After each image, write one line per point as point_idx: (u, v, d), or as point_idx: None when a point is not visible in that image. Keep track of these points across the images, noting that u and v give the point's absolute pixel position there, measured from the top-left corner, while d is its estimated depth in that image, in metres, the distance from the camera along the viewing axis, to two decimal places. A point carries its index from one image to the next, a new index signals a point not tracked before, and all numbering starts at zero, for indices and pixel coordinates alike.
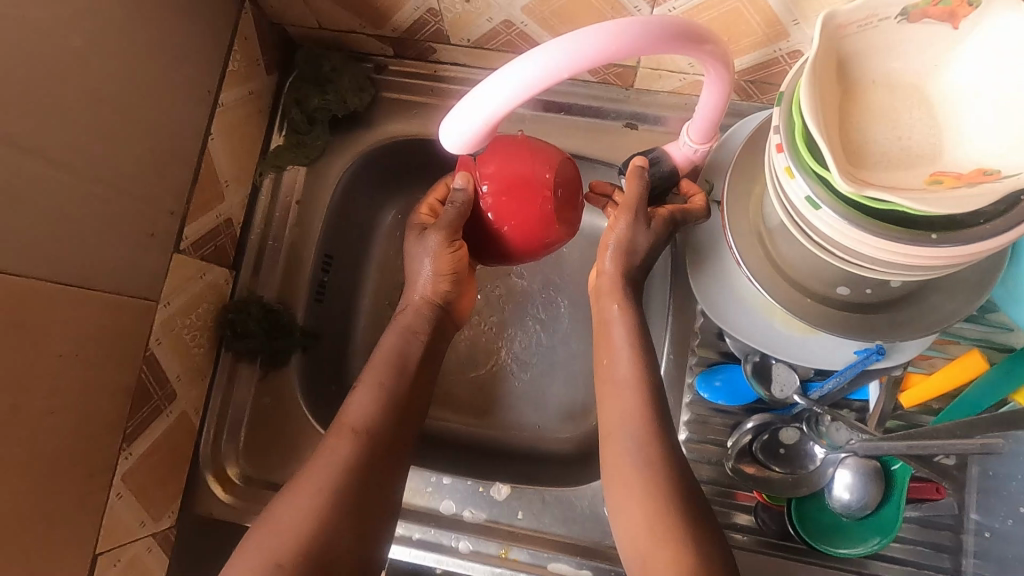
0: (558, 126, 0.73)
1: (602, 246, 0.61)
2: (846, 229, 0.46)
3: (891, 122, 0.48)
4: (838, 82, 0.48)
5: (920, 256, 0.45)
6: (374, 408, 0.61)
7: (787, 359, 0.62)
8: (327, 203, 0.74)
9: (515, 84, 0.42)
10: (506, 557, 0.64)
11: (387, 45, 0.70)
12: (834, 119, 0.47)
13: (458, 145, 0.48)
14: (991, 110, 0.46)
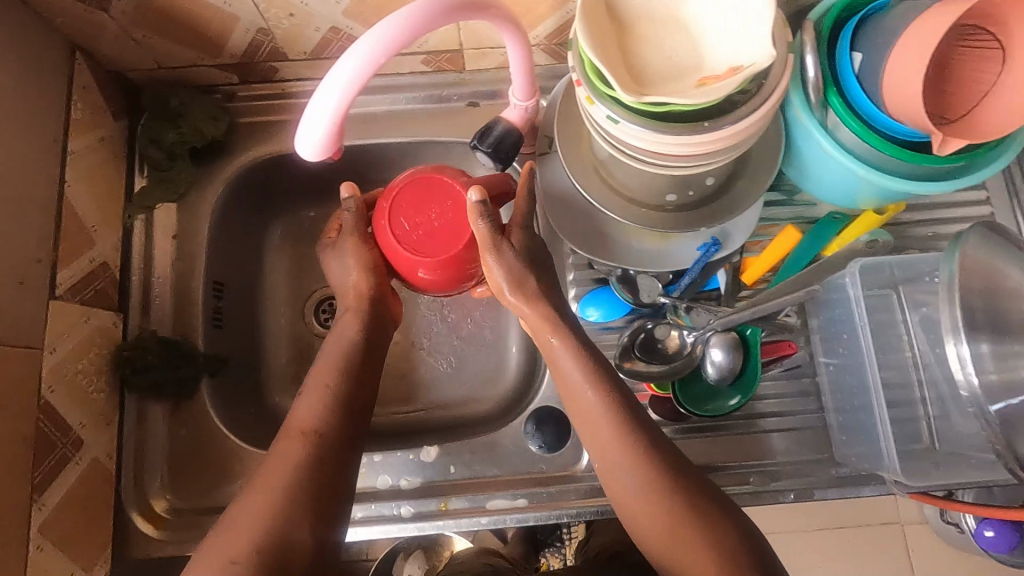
0: (409, 117, 0.80)
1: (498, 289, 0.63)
2: (644, 135, 0.56)
3: (658, 48, 0.59)
4: (611, 27, 0.59)
5: (702, 143, 0.55)
6: (318, 412, 0.61)
7: (646, 268, 0.71)
8: (207, 231, 0.76)
9: (330, 98, 0.46)
10: (446, 509, 0.68)
11: (230, 73, 0.75)
12: (614, 53, 0.57)
13: (314, 158, 0.49)
14: (729, 24, 0.58)
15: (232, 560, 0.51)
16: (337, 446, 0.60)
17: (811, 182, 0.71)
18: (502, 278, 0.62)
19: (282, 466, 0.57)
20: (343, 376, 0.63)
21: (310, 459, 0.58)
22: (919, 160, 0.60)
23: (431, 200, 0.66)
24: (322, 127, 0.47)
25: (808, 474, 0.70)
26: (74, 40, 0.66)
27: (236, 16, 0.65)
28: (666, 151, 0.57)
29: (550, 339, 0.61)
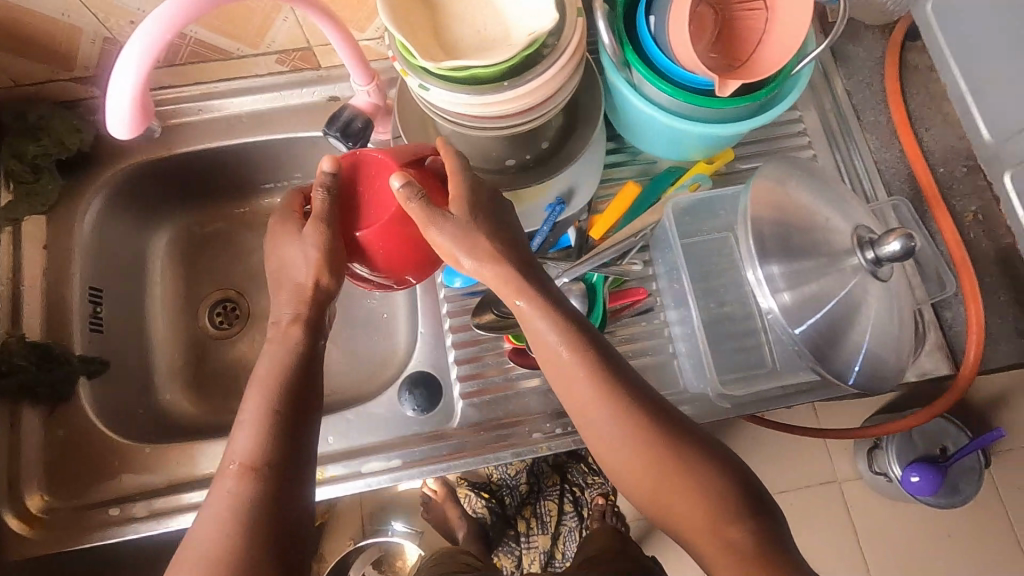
0: (272, 117, 0.85)
1: (450, 260, 0.57)
2: (462, 99, 0.61)
3: (467, 22, 0.65)
4: (422, 6, 0.65)
5: (514, 98, 0.62)
6: (258, 433, 0.51)
7: None
8: (78, 240, 0.80)
9: (118, 125, 0.53)
10: (323, 478, 0.71)
11: (90, 87, 0.78)
12: (422, 29, 0.63)
13: (126, 137, 0.53)
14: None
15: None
16: (295, 460, 0.52)
17: (642, 139, 0.77)
18: (454, 246, 0.57)
19: (237, 497, 0.49)
20: (291, 386, 0.54)
21: (272, 491, 0.50)
22: (704, 104, 0.66)
23: (373, 177, 0.61)
24: (124, 106, 0.51)
25: None
26: None
27: (78, 27, 0.68)
28: (475, 111, 0.63)
29: (517, 304, 0.57)
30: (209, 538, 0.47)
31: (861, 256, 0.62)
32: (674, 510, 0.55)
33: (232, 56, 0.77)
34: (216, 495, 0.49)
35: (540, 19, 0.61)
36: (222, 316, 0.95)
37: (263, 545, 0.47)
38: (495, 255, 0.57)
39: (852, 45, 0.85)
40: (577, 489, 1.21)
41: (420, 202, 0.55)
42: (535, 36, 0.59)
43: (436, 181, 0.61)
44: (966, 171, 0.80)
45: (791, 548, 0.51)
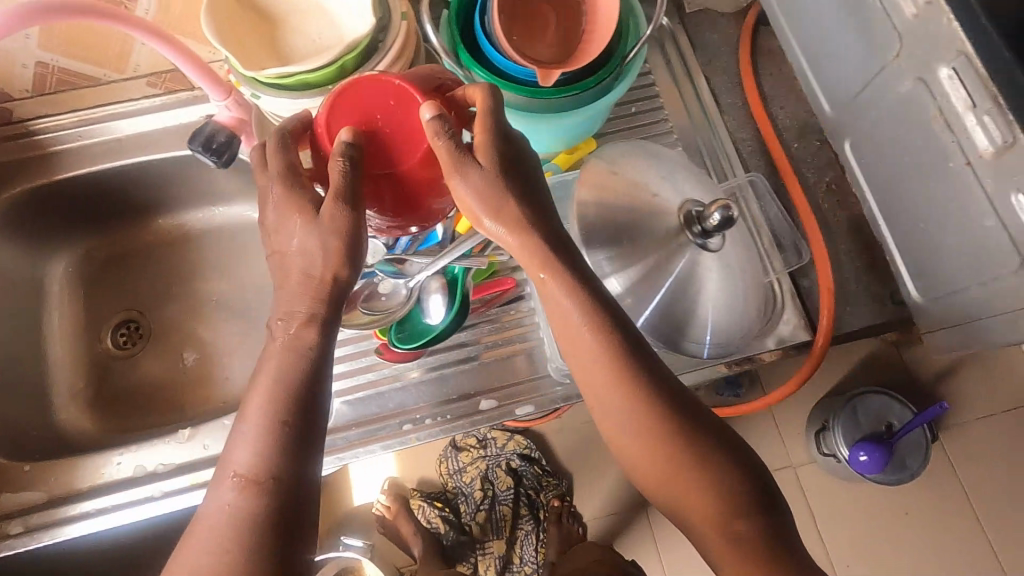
0: (152, 138, 0.87)
1: (471, 219, 0.53)
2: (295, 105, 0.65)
3: (299, 32, 0.68)
4: (255, 19, 0.68)
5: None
6: (257, 449, 0.47)
7: None
8: None
9: None
10: (197, 483, 0.73)
11: None
12: (254, 41, 0.66)
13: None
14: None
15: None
16: (299, 477, 0.48)
17: None
18: (479, 204, 0.52)
19: (231, 512, 0.46)
20: (295, 393, 0.49)
21: (274, 508, 0.46)
22: (532, 94, 0.68)
23: (402, 103, 0.53)
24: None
25: (531, 391, 0.75)
26: None
27: None
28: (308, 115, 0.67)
29: (539, 276, 0.55)
30: (201, 558, 0.44)
31: (689, 232, 0.65)
32: (682, 504, 0.54)
33: (101, 82, 0.82)
34: (213, 507, 0.46)
35: (360, 25, 0.65)
36: (124, 337, 0.97)
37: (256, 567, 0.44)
38: (523, 219, 0.53)
39: (710, 34, 0.89)
40: (531, 494, 1.54)
41: (450, 140, 0.51)
42: (358, 44, 0.63)
43: (456, 114, 0.55)
44: (818, 145, 0.83)
45: (797, 551, 0.52)
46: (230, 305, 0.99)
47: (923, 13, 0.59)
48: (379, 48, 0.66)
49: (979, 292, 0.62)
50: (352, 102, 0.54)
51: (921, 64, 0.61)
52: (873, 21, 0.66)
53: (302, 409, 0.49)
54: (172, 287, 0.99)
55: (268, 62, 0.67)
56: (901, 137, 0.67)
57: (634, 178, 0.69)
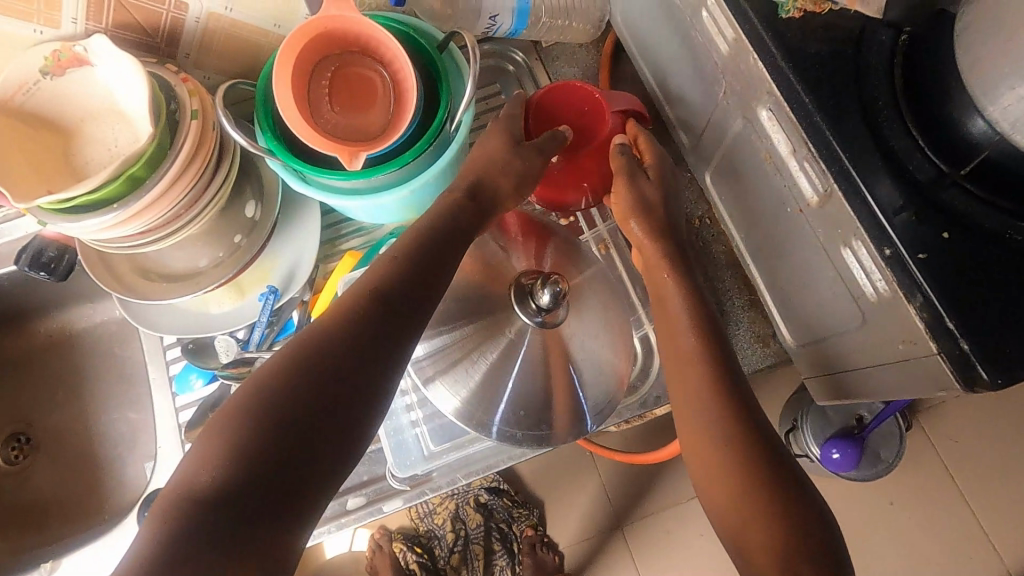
0: None
1: (622, 217, 0.66)
2: (85, 229, 0.60)
3: (97, 142, 0.65)
4: (41, 136, 0.63)
5: (138, 212, 0.61)
6: (391, 277, 0.54)
7: (220, 329, 0.76)
8: None
9: None
10: None
11: None
12: (45, 162, 0.63)
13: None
14: (133, 98, 0.62)
15: (292, 411, 0.47)
16: (412, 314, 0.54)
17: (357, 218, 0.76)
18: (629, 207, 0.65)
19: (351, 319, 0.52)
20: (420, 252, 0.56)
21: (381, 330, 0.52)
22: (346, 177, 0.63)
23: (591, 117, 0.69)
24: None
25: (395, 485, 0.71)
26: None
27: None
28: (103, 235, 0.62)
29: (660, 277, 0.64)
30: (319, 348, 0.50)
31: (525, 313, 0.61)
32: (717, 493, 0.57)
33: None
34: (340, 307, 0.53)
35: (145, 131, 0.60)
36: (15, 451, 0.94)
37: (349, 374, 0.50)
38: (654, 235, 0.64)
39: (566, 67, 0.83)
40: (505, 526, 1.43)
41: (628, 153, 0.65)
42: (136, 156, 0.59)
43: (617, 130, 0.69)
44: (688, 178, 0.77)
45: None
46: (122, 404, 0.96)
47: (732, 49, 0.53)
48: (170, 154, 0.61)
49: (838, 344, 0.56)
50: (571, 100, 0.69)
51: (744, 103, 0.56)
52: (700, 52, 0.60)
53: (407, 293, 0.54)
54: (64, 389, 0.97)
55: (60, 184, 0.63)
56: (747, 177, 0.61)
57: (468, 255, 0.65)
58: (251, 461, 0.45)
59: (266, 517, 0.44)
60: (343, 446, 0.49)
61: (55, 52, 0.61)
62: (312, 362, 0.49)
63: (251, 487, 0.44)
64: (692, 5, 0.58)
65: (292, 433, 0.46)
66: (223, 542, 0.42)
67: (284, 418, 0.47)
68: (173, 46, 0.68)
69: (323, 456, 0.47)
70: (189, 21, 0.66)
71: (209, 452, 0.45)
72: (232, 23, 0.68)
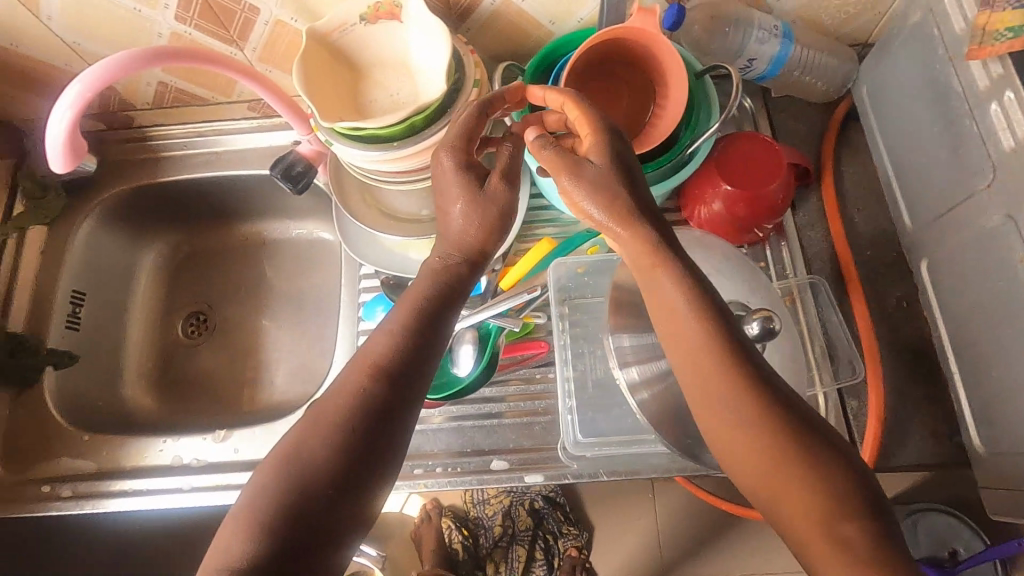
0: (244, 157, 0.95)
1: (584, 218, 0.54)
2: (362, 154, 0.69)
3: (384, 89, 0.73)
4: (342, 71, 0.73)
5: (408, 153, 0.69)
6: (388, 347, 0.54)
7: (417, 274, 0.84)
8: (71, 251, 0.92)
9: (65, 107, 0.59)
10: (221, 484, 0.79)
11: (98, 121, 0.92)
12: (341, 95, 0.72)
13: (65, 171, 0.63)
14: (430, 59, 0.71)
15: (306, 493, 0.48)
16: (411, 378, 0.54)
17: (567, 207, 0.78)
18: (587, 195, 0.52)
19: (351, 399, 0.52)
20: (418, 319, 0.55)
21: (385, 398, 0.52)
22: None
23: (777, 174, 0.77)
24: (64, 166, 0.63)
25: (541, 460, 0.75)
26: None
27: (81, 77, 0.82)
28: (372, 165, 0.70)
29: (652, 267, 0.51)
30: (324, 430, 0.50)
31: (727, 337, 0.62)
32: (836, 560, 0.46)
33: (210, 102, 0.89)
34: (341, 386, 0.52)
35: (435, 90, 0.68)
36: (194, 327, 1.05)
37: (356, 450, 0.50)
38: (618, 219, 0.52)
39: (793, 121, 0.85)
40: (551, 538, 1.35)
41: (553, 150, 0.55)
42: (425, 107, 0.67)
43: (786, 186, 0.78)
44: (894, 258, 0.77)
45: None
46: (291, 314, 1.05)
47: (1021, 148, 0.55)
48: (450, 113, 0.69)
49: None
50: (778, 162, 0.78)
51: (1015, 201, 0.56)
52: (970, 143, 0.61)
53: (410, 359, 0.53)
54: (245, 286, 1.08)
55: (346, 112, 0.71)
56: (982, 270, 0.61)
57: None
58: (277, 540, 0.46)
59: None
60: (360, 517, 0.49)
61: (378, 4, 0.69)
62: (317, 452, 0.49)
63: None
64: (978, 96, 0.59)
65: (313, 521, 0.47)
66: None
67: (295, 503, 0.47)
68: (461, 21, 0.76)
69: (341, 533, 0.48)
70: (486, 2, 0.73)
71: (235, 533, 0.47)
72: (518, 12, 0.75)
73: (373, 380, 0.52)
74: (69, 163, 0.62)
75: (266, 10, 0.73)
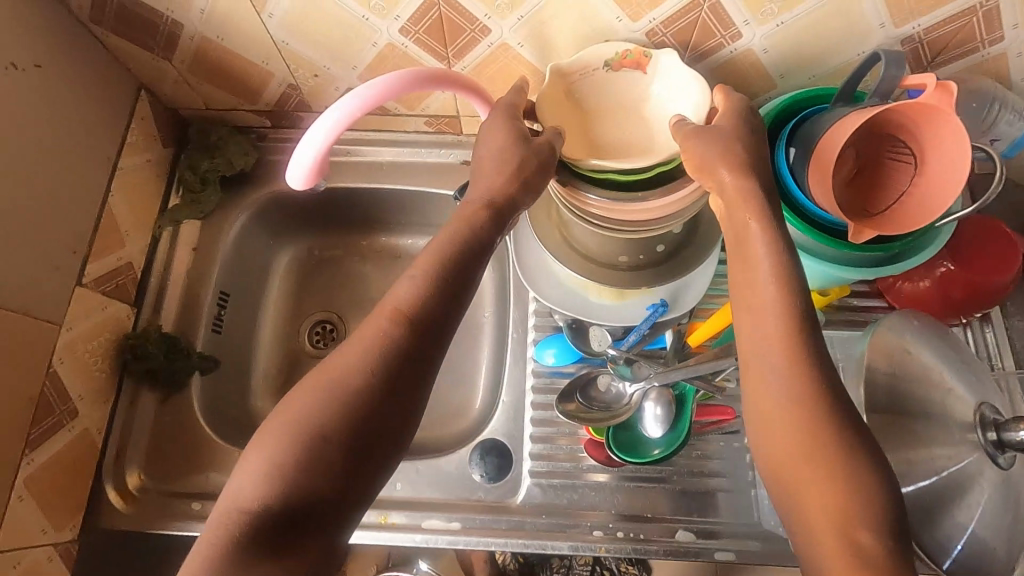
0: (407, 171, 0.91)
1: (699, 168, 0.56)
2: (606, 204, 0.64)
3: (618, 135, 0.67)
4: (574, 111, 0.68)
5: (656, 207, 0.63)
6: (415, 294, 0.51)
7: (599, 320, 0.78)
8: (221, 249, 0.88)
9: (326, 125, 0.55)
10: (384, 523, 0.73)
11: (264, 118, 0.88)
12: (573, 136, 0.67)
13: (301, 187, 0.60)
14: (674, 112, 0.66)
15: (326, 431, 0.46)
16: (437, 326, 0.51)
17: None
18: (704, 155, 0.56)
19: (375, 340, 0.49)
20: (448, 269, 0.52)
21: (411, 344, 0.49)
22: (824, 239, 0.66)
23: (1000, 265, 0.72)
24: (302, 184, 0.59)
25: (729, 534, 0.72)
26: (142, 79, 0.80)
27: (272, 72, 0.78)
28: (605, 214, 0.65)
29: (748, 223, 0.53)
30: (346, 371, 0.48)
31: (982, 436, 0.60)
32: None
33: (389, 113, 0.85)
34: (366, 329, 0.50)
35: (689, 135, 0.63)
36: (319, 336, 0.97)
37: (378, 394, 0.48)
38: (739, 176, 0.55)
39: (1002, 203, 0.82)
40: None
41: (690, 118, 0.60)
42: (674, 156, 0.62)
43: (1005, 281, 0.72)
44: None
45: None
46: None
47: None
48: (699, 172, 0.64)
49: None
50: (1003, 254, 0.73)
51: None
52: None
53: (438, 310, 0.51)
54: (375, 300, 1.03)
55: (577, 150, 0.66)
56: None
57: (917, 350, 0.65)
58: (300, 476, 0.45)
59: (315, 531, 0.45)
60: (386, 459, 0.48)
61: (628, 52, 0.67)
62: (337, 394, 0.47)
63: (286, 516, 0.44)
64: None
65: (336, 458, 0.46)
66: (275, 547, 0.44)
67: (313, 445, 0.46)
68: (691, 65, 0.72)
69: (360, 474, 0.47)
70: (725, 50, 0.70)
71: (257, 464, 0.46)
72: (755, 64, 0.71)
73: (399, 326, 0.49)
74: (311, 178, 0.59)
75: (498, 32, 0.69)
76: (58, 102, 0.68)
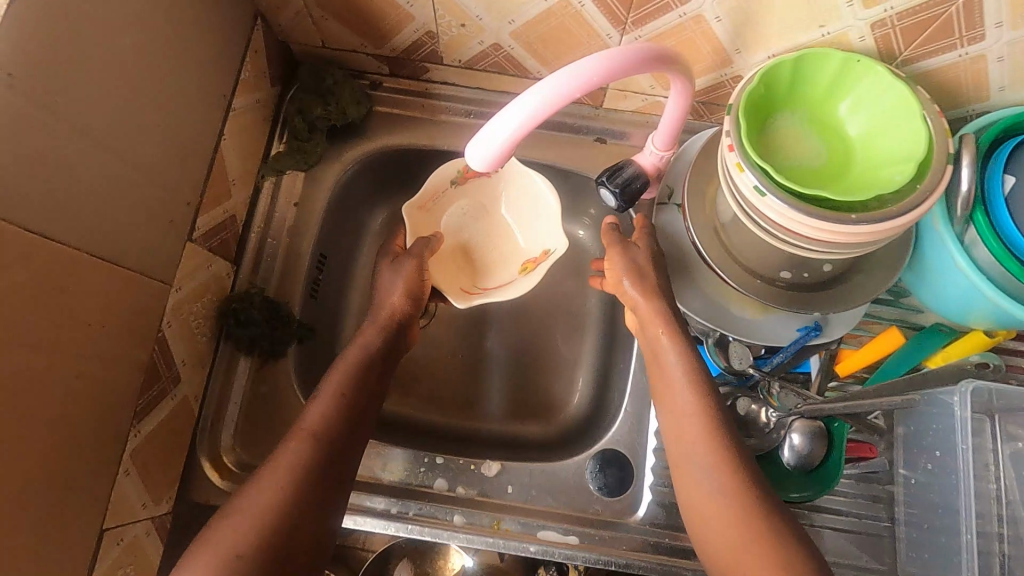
0: (532, 141, 0.82)
1: (616, 284, 0.68)
2: (814, 224, 0.55)
3: (499, 245, 0.82)
4: (460, 232, 0.82)
5: (870, 234, 0.55)
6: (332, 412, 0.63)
7: (744, 337, 0.71)
8: (323, 206, 0.79)
9: (578, 70, 0.48)
10: (498, 528, 0.68)
11: (384, 64, 0.78)
12: (457, 264, 0.81)
13: (494, 159, 0.51)
14: (535, 215, 0.80)
15: (239, 552, 0.52)
16: (343, 447, 0.62)
17: (931, 292, 0.69)
18: (621, 268, 0.67)
19: (297, 453, 0.59)
20: (357, 390, 0.66)
21: (323, 459, 0.60)
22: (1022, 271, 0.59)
23: None
24: (486, 158, 0.51)
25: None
26: (261, 6, 0.70)
27: (412, 16, 0.68)
28: (805, 232, 0.57)
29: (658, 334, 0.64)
30: (266, 494, 0.56)
31: None
32: None
33: (529, 76, 0.75)
34: (286, 452, 0.59)
35: (558, 239, 0.76)
36: None
37: (296, 515, 0.56)
38: (647, 292, 0.65)
39: None
40: None
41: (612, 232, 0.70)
42: (551, 259, 0.76)
43: None
44: None
45: None
46: (529, 318, 0.89)
47: None
48: (925, 194, 0.54)
49: None
50: None
51: None
52: None
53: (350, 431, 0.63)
54: None
55: (466, 278, 0.81)
56: None
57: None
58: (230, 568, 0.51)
59: None
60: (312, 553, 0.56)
61: (467, 169, 0.76)
62: (260, 521, 0.54)
63: None
64: None
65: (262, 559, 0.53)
66: None
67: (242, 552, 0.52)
68: (905, 64, 0.62)
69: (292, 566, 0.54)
70: (953, 52, 0.60)
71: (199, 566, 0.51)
72: (982, 72, 0.62)
73: (307, 444, 0.60)
74: (526, 129, 0.49)
75: (699, 1, 0.59)
76: (182, 23, 0.58)
